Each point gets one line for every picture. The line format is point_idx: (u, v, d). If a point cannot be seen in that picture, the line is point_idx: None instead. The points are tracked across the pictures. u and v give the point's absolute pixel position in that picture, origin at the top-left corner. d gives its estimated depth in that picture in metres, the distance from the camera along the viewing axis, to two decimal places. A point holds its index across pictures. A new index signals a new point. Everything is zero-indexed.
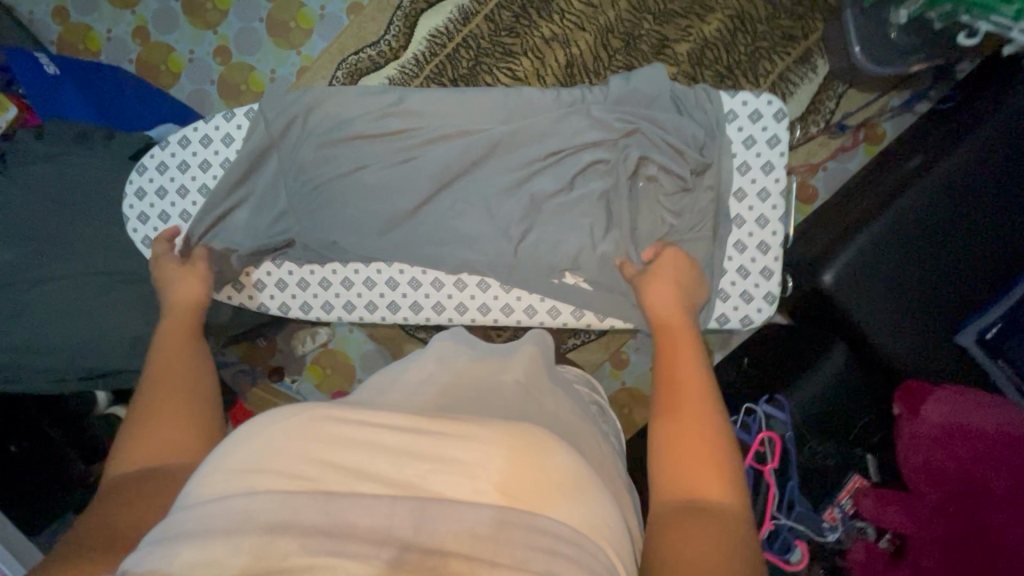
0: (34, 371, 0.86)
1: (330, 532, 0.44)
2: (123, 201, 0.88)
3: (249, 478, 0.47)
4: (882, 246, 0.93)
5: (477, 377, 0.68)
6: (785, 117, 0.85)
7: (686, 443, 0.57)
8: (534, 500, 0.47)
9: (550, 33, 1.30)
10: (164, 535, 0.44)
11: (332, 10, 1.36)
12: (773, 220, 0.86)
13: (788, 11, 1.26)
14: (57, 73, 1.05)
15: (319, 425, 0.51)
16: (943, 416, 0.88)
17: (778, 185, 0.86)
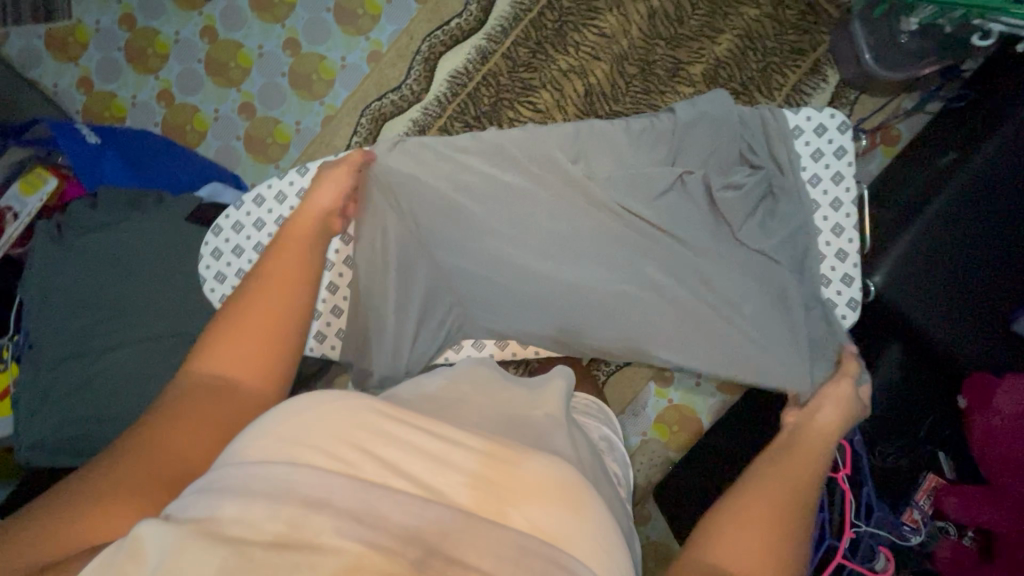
0: (95, 442, 0.83)
1: (360, 518, 0.44)
2: (199, 262, 0.85)
3: (292, 450, 0.48)
4: (928, 244, 0.96)
5: (511, 407, 0.66)
6: (850, 128, 0.88)
7: (755, 521, 0.58)
8: (543, 522, 0.48)
9: (567, 65, 1.34)
10: (208, 485, 0.46)
11: (352, 60, 1.39)
12: (849, 228, 0.88)
13: (794, 27, 1.31)
14: (100, 143, 1.07)
15: (372, 419, 0.52)
16: (1015, 405, 0.87)
17: (850, 194, 0.88)
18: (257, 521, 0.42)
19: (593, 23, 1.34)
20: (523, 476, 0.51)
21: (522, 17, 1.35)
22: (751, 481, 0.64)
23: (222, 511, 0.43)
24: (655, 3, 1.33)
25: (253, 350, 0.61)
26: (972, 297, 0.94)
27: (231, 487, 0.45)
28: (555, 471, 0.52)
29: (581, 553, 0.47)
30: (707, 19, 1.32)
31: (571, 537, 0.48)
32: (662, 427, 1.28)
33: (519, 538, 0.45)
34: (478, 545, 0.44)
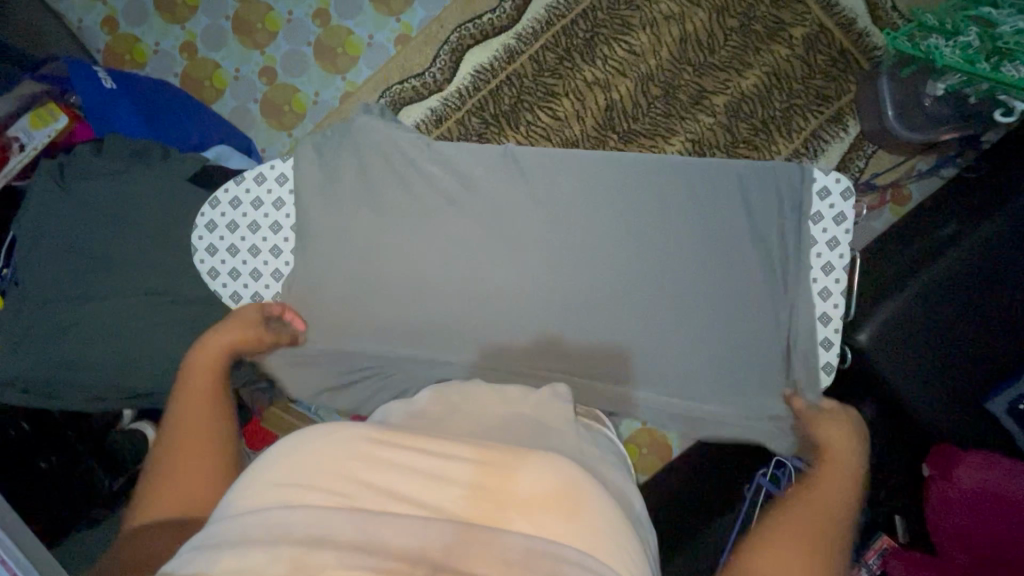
0: (74, 389, 0.84)
1: (363, 547, 0.47)
2: (192, 233, 0.86)
3: (284, 492, 0.52)
4: (918, 311, 0.96)
5: (503, 415, 0.68)
6: (853, 194, 0.87)
7: (820, 534, 0.61)
8: (545, 519, 0.50)
9: (592, 77, 1.34)
10: (202, 543, 0.49)
11: (379, 40, 1.38)
12: (835, 294, 0.88)
13: (823, 72, 1.31)
14: (115, 88, 1.06)
15: (355, 445, 0.55)
16: (976, 482, 0.88)
17: (843, 260, 0.88)
18: (259, 566, 0.45)
19: (624, 39, 1.33)
20: (523, 484, 0.52)
21: (555, 22, 1.34)
22: (802, 490, 0.69)
23: (221, 564, 0.46)
24: (689, 27, 1.33)
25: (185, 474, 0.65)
26: (949, 371, 0.96)
27: (231, 540, 0.48)
28: (565, 475, 0.54)
29: (605, 555, 0.49)
30: (738, 52, 1.32)
31: (592, 539, 0.50)
32: (631, 448, 1.29)
33: (529, 547, 0.48)
34: (488, 553, 0.47)
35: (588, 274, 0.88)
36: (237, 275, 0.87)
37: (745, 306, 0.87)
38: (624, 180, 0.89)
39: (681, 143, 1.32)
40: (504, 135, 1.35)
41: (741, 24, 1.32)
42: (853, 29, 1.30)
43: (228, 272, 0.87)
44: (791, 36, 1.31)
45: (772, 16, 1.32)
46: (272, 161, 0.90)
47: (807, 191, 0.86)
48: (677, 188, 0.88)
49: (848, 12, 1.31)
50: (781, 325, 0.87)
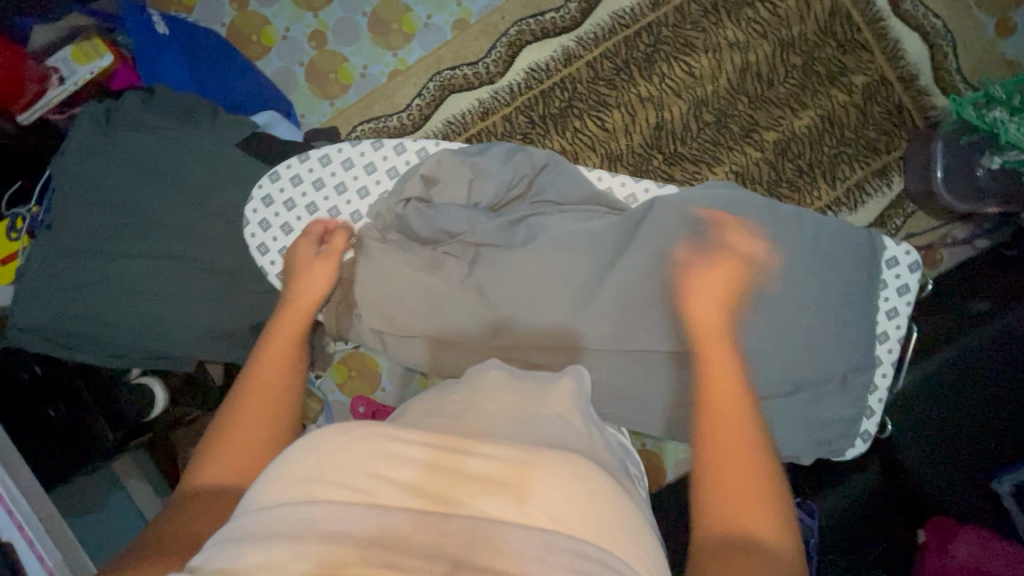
0: (98, 342, 0.83)
1: (386, 544, 0.43)
2: (248, 205, 0.82)
3: (308, 488, 0.48)
4: (943, 379, 0.96)
5: (519, 411, 0.62)
6: (921, 267, 0.79)
7: (745, 469, 0.53)
8: (563, 516, 0.47)
9: (647, 93, 1.32)
10: (232, 535, 0.46)
11: (437, 22, 1.35)
12: (883, 363, 0.80)
13: (877, 124, 1.30)
14: (166, 35, 1.03)
15: (368, 441, 0.52)
16: (972, 558, 0.89)
17: (898, 332, 0.80)
18: (282, 563, 0.42)
19: (685, 59, 1.31)
20: (473, 463, 0.50)
21: (617, 32, 1.32)
22: (701, 420, 0.57)
23: (246, 560, 0.43)
24: (751, 58, 1.31)
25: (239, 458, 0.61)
26: (957, 451, 0.97)
27: (254, 536, 0.45)
28: (596, 487, 0.51)
29: (622, 552, 0.47)
30: (796, 90, 1.30)
31: (610, 535, 0.48)
32: None
33: (550, 544, 0.44)
34: (505, 550, 0.44)
35: (641, 297, 0.77)
36: (287, 254, 0.82)
37: (817, 365, 0.76)
38: (674, 209, 0.78)
39: (725, 173, 1.30)
40: (550, 138, 1.32)
41: (804, 62, 1.30)
42: (914, 85, 1.29)
43: (279, 251, 0.82)
44: (852, 83, 1.30)
45: (836, 60, 1.30)
46: (341, 143, 0.84)
47: (876, 262, 0.78)
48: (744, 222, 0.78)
49: (912, 67, 1.29)
50: (843, 384, 0.78)
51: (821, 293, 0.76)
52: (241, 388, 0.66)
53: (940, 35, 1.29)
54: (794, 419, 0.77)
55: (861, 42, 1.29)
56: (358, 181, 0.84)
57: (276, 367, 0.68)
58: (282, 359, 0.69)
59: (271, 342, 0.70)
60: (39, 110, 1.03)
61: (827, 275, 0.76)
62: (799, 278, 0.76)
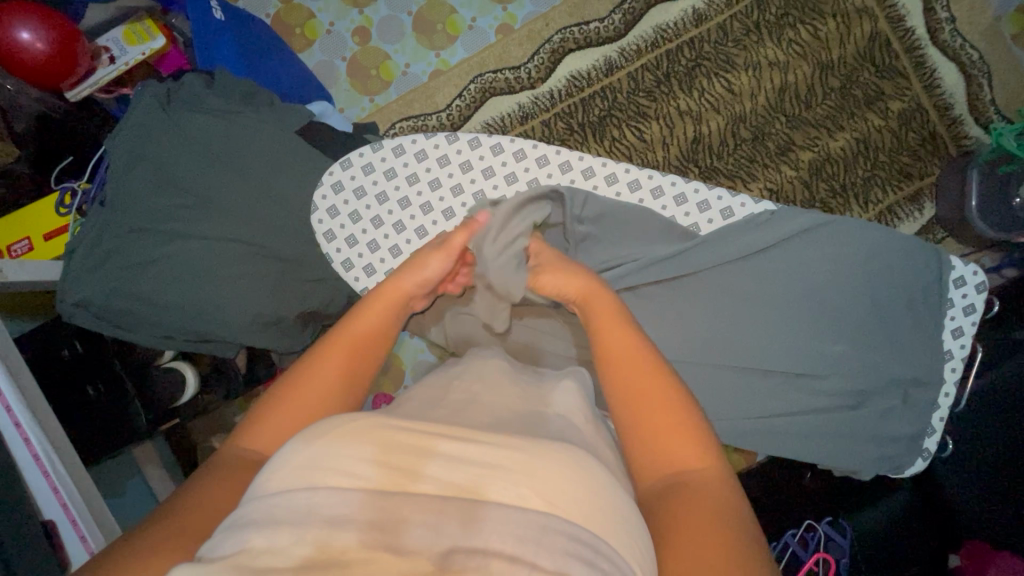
0: (145, 323, 0.82)
1: (384, 529, 0.44)
2: (317, 189, 0.82)
3: (312, 475, 0.48)
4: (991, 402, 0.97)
5: (523, 406, 0.62)
6: (987, 289, 0.79)
7: (710, 518, 0.53)
8: (557, 499, 0.48)
9: (686, 107, 1.33)
10: (237, 522, 0.46)
11: (481, 25, 1.36)
12: (947, 382, 0.80)
13: (911, 150, 1.32)
14: (223, 21, 1.03)
15: (377, 430, 0.52)
16: None
17: (963, 352, 0.79)
18: (284, 548, 0.42)
19: (725, 76, 1.33)
20: (448, 447, 0.51)
21: (660, 44, 1.33)
22: (633, 435, 0.60)
23: (251, 545, 0.43)
24: (791, 78, 1.33)
25: (296, 417, 0.61)
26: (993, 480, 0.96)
27: (258, 520, 0.45)
28: (595, 481, 0.51)
29: (617, 542, 0.48)
30: (833, 112, 1.32)
31: (608, 528, 0.49)
32: None
33: (546, 525, 0.45)
34: (494, 531, 0.44)
35: (705, 306, 0.79)
36: (354, 241, 0.83)
37: (881, 378, 0.77)
38: (740, 223, 0.79)
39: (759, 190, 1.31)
40: (588, 145, 1.33)
41: (842, 85, 1.32)
42: (948, 114, 1.31)
43: (345, 237, 0.83)
44: (888, 109, 1.32)
45: (874, 85, 1.32)
46: (414, 134, 0.83)
47: (943, 281, 0.78)
48: (802, 236, 0.78)
49: (948, 96, 1.31)
50: (903, 401, 0.78)
51: (857, 309, 0.77)
52: (311, 360, 0.64)
53: (976, 67, 1.32)
54: (837, 433, 0.77)
55: (900, 69, 1.32)
56: (428, 174, 0.83)
57: (354, 350, 0.66)
58: (366, 342, 0.67)
59: (359, 323, 0.68)
60: (87, 87, 1.02)
61: (890, 292, 0.77)
62: (863, 293, 0.77)
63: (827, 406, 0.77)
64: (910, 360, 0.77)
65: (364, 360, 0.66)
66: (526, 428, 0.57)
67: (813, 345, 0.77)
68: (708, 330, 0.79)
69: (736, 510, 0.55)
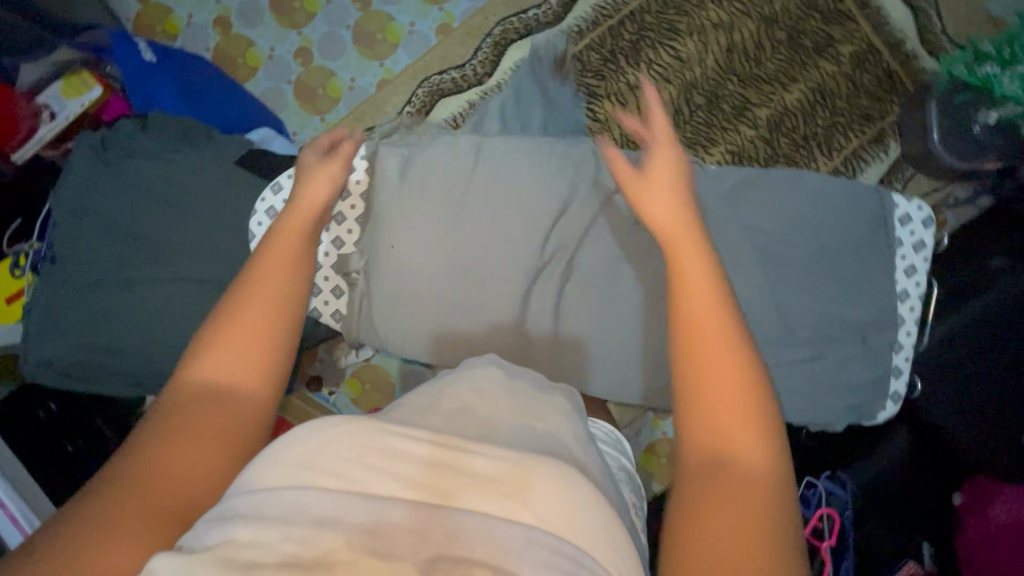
0: (111, 372, 0.82)
1: (372, 534, 0.42)
2: (252, 218, 0.79)
3: (301, 474, 0.45)
4: (972, 335, 0.94)
5: (519, 411, 0.60)
6: (934, 223, 0.78)
7: (745, 493, 0.45)
8: (549, 515, 0.45)
9: (636, 80, 1.31)
10: (220, 516, 0.43)
11: (420, 28, 1.35)
12: (907, 321, 0.78)
13: (869, 92, 1.30)
14: (155, 62, 1.03)
15: (379, 437, 0.48)
16: (1010, 516, 0.91)
17: (919, 290, 0.77)
18: (271, 543, 0.40)
19: (671, 44, 1.32)
20: (478, 462, 0.48)
21: (602, 22, 1.32)
22: (687, 417, 0.49)
23: (235, 537, 0.41)
24: (737, 37, 1.31)
25: (238, 348, 0.55)
26: (986, 416, 0.94)
27: (243, 514, 0.43)
28: (589, 495, 0.48)
29: (600, 553, 0.45)
30: (784, 65, 1.30)
31: (596, 539, 0.45)
32: (651, 457, 1.32)
33: (530, 539, 0.43)
34: (473, 540, 0.42)
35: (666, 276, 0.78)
36: None
37: (849, 327, 0.76)
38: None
39: (721, 153, 1.30)
40: None
41: (789, 36, 1.30)
42: (902, 50, 1.29)
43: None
44: (840, 53, 1.30)
45: (821, 31, 1.30)
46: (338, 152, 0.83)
47: (887, 223, 0.77)
48: (755, 193, 0.77)
49: (899, 33, 1.29)
50: (872, 348, 0.77)
51: (812, 259, 0.76)
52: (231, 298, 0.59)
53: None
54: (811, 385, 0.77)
55: (845, 12, 1.30)
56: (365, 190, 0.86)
57: (277, 266, 0.62)
58: (286, 255, 0.63)
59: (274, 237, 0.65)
60: (34, 145, 1.03)
61: (836, 237, 0.76)
62: (813, 242, 0.76)
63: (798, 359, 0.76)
64: (871, 302, 0.76)
65: (289, 271, 0.62)
66: (532, 442, 0.55)
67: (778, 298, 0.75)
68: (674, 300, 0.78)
69: (781, 497, 0.46)
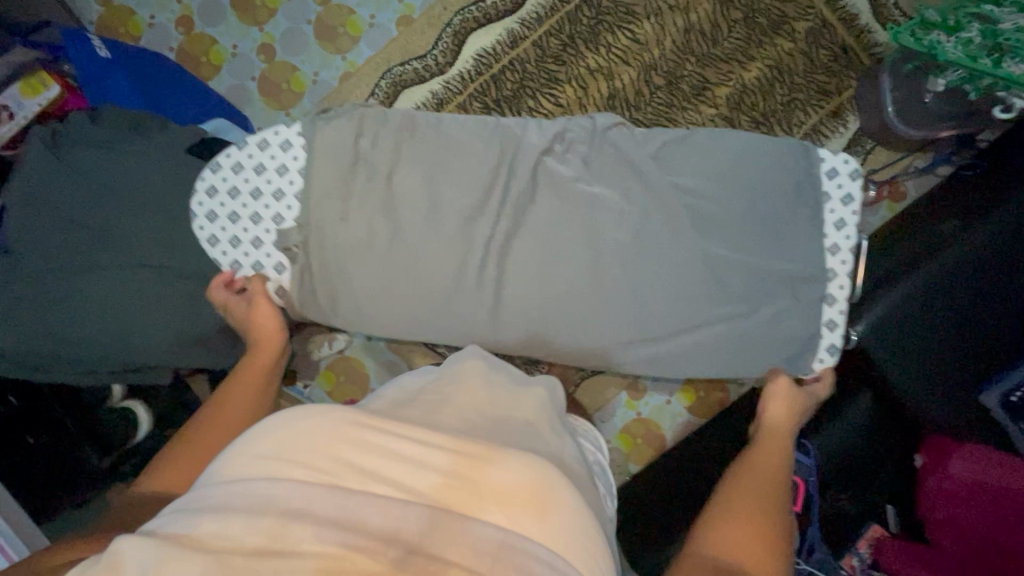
0: (69, 360, 0.83)
1: (342, 524, 0.45)
2: (193, 198, 0.84)
3: (268, 466, 0.49)
4: (932, 296, 0.93)
5: (495, 407, 0.63)
6: (861, 176, 0.79)
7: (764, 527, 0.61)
8: (523, 515, 0.48)
9: (596, 64, 1.33)
10: (189, 506, 0.46)
11: (381, 21, 1.37)
12: (840, 275, 0.79)
13: (825, 67, 1.31)
14: (109, 58, 1.03)
15: (355, 432, 0.52)
16: (969, 473, 0.90)
17: (849, 242, 0.79)
18: (234, 535, 0.43)
19: (628, 27, 1.33)
20: (497, 475, 0.50)
21: (560, 8, 1.34)
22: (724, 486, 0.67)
23: (198, 527, 0.44)
24: (693, 18, 1.33)
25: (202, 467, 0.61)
26: (944, 377, 0.94)
27: (212, 506, 0.46)
28: (559, 491, 0.51)
29: (563, 546, 0.47)
30: (741, 44, 1.32)
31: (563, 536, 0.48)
32: (626, 438, 1.31)
33: (502, 536, 0.46)
34: (459, 538, 0.45)
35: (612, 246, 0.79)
36: (259, 244, 0.84)
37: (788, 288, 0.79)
38: (610, 153, 0.82)
39: None
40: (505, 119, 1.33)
41: (744, 15, 1.32)
42: (856, 25, 1.31)
43: (228, 240, 0.84)
44: (795, 30, 1.31)
45: (776, 9, 1.32)
46: (278, 126, 0.85)
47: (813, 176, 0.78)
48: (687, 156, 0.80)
49: (851, 7, 1.31)
50: (805, 307, 0.79)
51: (744, 220, 0.78)
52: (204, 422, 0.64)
53: None
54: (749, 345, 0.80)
55: None
56: (298, 162, 0.84)
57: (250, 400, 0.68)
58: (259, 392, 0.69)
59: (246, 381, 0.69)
60: None
61: (763, 193, 0.78)
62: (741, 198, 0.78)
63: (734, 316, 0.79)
64: (801, 257, 0.78)
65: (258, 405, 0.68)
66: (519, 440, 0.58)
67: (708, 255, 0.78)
68: (621, 268, 0.79)
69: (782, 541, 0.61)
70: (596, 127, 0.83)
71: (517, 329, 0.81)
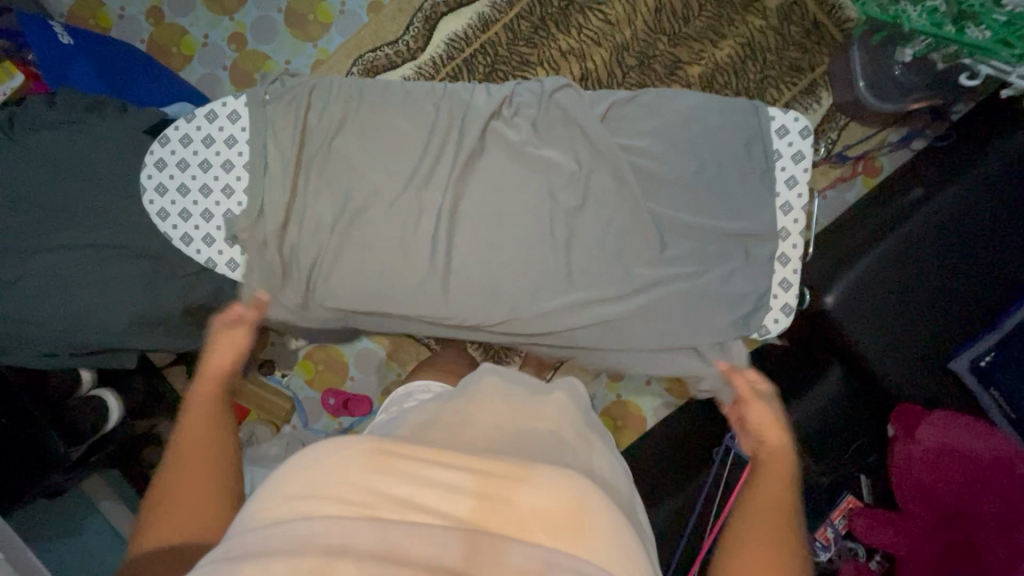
0: (31, 343, 0.83)
1: (388, 556, 0.45)
2: (141, 169, 0.88)
3: (309, 504, 0.49)
4: (898, 263, 0.93)
5: (509, 417, 0.65)
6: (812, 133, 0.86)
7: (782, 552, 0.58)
8: (559, 526, 0.49)
9: (568, 46, 1.33)
10: (227, 552, 0.46)
11: (352, 8, 1.36)
12: (793, 235, 0.87)
13: (797, 44, 1.31)
14: (71, 45, 1.03)
15: (383, 458, 0.53)
16: (938, 439, 0.89)
17: (801, 200, 0.86)
18: None
19: (599, 8, 1.33)
20: (530, 497, 0.51)
21: None
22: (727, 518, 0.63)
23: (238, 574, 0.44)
24: None
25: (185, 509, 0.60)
26: (909, 346, 0.94)
27: (254, 551, 0.45)
28: (588, 503, 0.52)
29: (603, 557, 0.49)
30: (712, 22, 1.31)
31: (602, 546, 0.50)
32: (608, 420, 1.30)
33: (546, 557, 0.46)
34: (497, 555, 0.46)
35: None
36: (209, 216, 0.90)
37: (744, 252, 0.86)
38: (558, 116, 0.87)
39: None
40: None
41: None
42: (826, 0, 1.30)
43: (178, 213, 0.89)
44: (765, 7, 1.31)
45: None
46: (225, 98, 0.91)
47: (763, 138, 0.85)
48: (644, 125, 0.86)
49: None
50: (762, 267, 0.86)
51: (699, 185, 0.85)
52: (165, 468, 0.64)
53: None
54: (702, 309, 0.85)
55: None
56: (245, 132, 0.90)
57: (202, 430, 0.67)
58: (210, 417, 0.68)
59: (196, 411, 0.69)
60: None
61: (712, 156, 0.85)
62: (695, 164, 0.85)
63: (694, 277, 0.85)
64: (755, 216, 0.85)
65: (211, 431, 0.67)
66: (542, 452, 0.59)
67: (681, 221, 0.85)
68: None
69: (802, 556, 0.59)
70: (544, 90, 0.88)
71: (469, 292, 0.85)
